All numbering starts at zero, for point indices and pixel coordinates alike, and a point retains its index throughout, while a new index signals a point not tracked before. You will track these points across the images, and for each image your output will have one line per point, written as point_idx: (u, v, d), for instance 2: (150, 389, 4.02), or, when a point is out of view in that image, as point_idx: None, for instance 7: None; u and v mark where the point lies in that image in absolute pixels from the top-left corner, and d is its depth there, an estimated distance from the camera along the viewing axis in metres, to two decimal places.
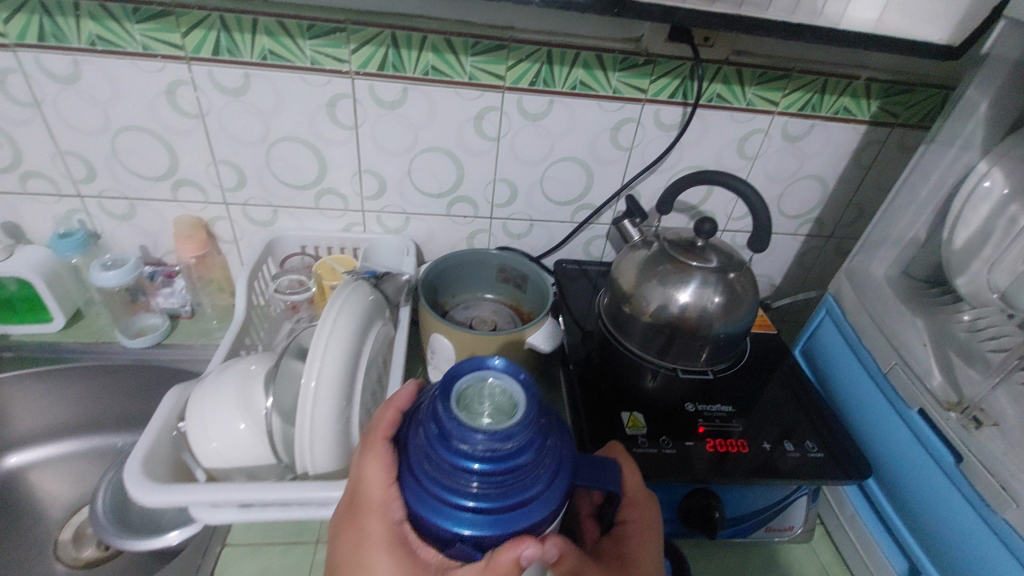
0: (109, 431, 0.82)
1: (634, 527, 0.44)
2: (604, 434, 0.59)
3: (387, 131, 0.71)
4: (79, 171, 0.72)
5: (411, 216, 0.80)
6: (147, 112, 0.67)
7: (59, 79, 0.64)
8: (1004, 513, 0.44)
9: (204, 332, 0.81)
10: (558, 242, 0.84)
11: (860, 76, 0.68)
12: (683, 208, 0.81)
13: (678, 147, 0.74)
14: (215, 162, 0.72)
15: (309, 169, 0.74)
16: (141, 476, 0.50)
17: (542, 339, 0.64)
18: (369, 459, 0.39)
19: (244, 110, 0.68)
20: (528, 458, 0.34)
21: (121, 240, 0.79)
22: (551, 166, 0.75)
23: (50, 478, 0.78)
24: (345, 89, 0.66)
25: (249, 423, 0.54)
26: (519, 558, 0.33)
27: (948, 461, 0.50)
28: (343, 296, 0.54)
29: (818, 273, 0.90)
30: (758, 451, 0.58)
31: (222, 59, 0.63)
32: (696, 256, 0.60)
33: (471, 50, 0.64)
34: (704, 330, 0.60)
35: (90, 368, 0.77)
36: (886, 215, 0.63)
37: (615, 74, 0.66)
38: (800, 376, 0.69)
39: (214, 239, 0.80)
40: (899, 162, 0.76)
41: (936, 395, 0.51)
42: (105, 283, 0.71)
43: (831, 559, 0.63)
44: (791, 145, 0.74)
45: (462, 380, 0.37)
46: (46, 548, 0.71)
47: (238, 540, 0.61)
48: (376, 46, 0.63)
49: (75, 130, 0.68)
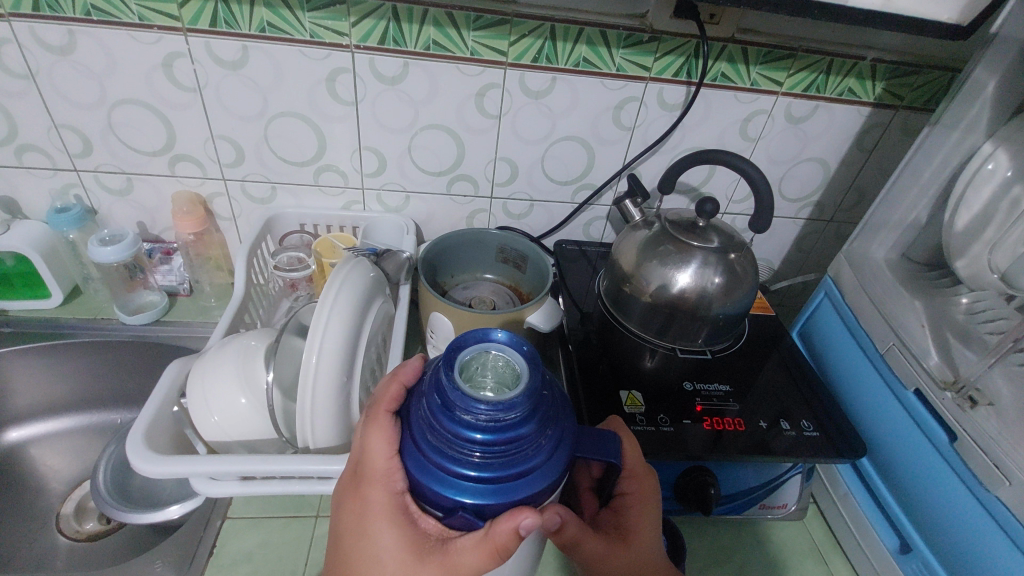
0: (108, 408, 0.82)
1: (633, 498, 0.45)
2: (603, 412, 0.59)
3: (387, 108, 0.70)
4: (75, 145, 0.71)
5: (411, 195, 0.79)
6: (143, 85, 0.66)
7: (53, 49, 0.62)
8: (997, 491, 0.45)
9: (203, 310, 0.81)
10: (558, 222, 0.84)
11: (867, 57, 0.67)
12: (684, 189, 0.80)
13: (681, 127, 0.73)
14: (213, 138, 0.71)
15: (309, 146, 0.73)
16: (142, 447, 0.50)
17: (542, 319, 0.63)
18: (372, 431, 0.39)
19: (242, 84, 0.67)
20: (530, 429, 0.35)
21: (119, 215, 0.79)
22: (552, 145, 0.75)
23: (50, 453, 0.78)
24: (345, 63, 0.65)
25: (249, 398, 0.54)
26: (518, 528, 0.34)
27: (943, 440, 0.50)
28: (343, 272, 0.53)
29: (816, 257, 0.90)
30: (754, 430, 0.59)
31: (220, 31, 0.62)
32: (698, 236, 0.60)
33: (472, 24, 0.63)
34: (704, 310, 0.61)
35: (89, 344, 0.77)
36: (887, 197, 0.63)
37: (619, 51, 0.65)
38: (796, 357, 0.69)
39: (212, 216, 0.80)
40: (902, 145, 0.75)
41: (933, 375, 0.52)
42: (102, 258, 0.70)
43: (823, 536, 0.65)
44: (794, 127, 0.73)
45: (465, 352, 0.37)
46: (48, 520, 0.72)
47: (239, 513, 0.61)
48: (377, 19, 0.62)
49: (70, 103, 0.67)
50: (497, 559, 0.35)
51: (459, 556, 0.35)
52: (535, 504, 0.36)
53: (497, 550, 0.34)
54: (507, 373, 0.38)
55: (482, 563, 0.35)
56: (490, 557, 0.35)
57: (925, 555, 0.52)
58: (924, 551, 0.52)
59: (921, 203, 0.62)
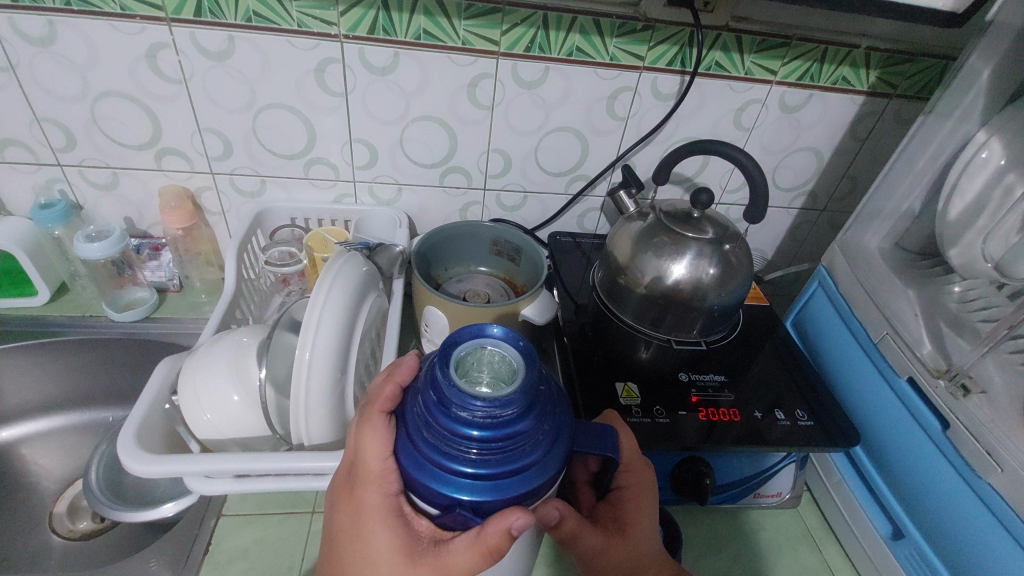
0: (98, 406, 0.81)
1: (630, 492, 0.45)
2: (598, 405, 0.59)
3: (378, 99, 0.69)
4: (57, 138, 0.69)
5: (403, 187, 0.78)
6: (127, 77, 0.65)
7: (33, 40, 0.61)
8: (988, 478, 0.45)
9: (193, 306, 0.80)
10: (552, 214, 0.83)
11: (861, 45, 0.66)
12: (678, 179, 0.80)
13: (675, 118, 0.72)
14: (200, 131, 0.70)
15: (298, 138, 0.72)
16: (134, 446, 0.50)
17: (537, 312, 0.63)
18: (366, 432, 0.38)
19: (228, 76, 0.65)
20: (527, 424, 0.34)
21: (105, 211, 0.77)
22: (546, 137, 0.74)
23: (41, 452, 0.77)
24: (333, 54, 0.64)
25: (242, 395, 0.53)
26: (509, 529, 0.34)
27: (935, 429, 0.51)
28: (335, 268, 0.52)
29: (810, 246, 0.90)
30: (749, 420, 0.59)
31: (205, 21, 0.61)
32: (692, 228, 0.60)
33: (464, 13, 0.62)
34: (699, 301, 0.60)
35: (78, 341, 0.76)
36: (881, 187, 0.63)
37: (613, 40, 0.64)
38: (790, 348, 0.69)
39: (201, 211, 0.79)
40: (895, 134, 0.75)
41: (926, 363, 0.52)
42: (89, 255, 0.69)
43: (817, 524, 0.65)
44: (788, 116, 0.73)
45: (461, 348, 0.37)
46: (41, 520, 0.71)
47: (234, 510, 0.61)
48: (366, 8, 0.61)
49: (52, 96, 0.65)
50: (489, 559, 0.35)
51: (451, 558, 0.35)
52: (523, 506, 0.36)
53: (489, 551, 0.34)
54: (502, 368, 0.38)
55: (473, 563, 0.35)
56: (481, 557, 0.35)
57: (917, 541, 0.53)
58: (916, 537, 0.53)
59: (915, 191, 0.62)
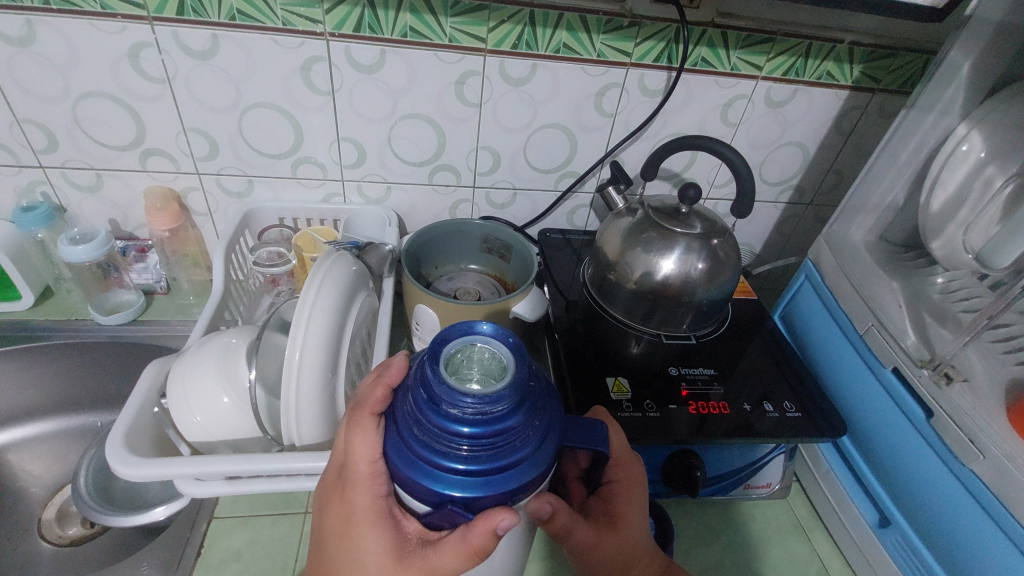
0: (84, 411, 0.80)
1: (620, 486, 0.45)
2: (591, 400, 0.59)
3: (365, 98, 0.68)
4: (39, 140, 0.68)
5: (392, 185, 0.78)
6: (109, 77, 0.64)
7: (11, 40, 0.60)
8: (970, 465, 0.46)
9: (181, 307, 0.80)
10: (541, 211, 0.84)
11: (845, 40, 0.67)
12: (666, 175, 0.81)
13: (663, 114, 0.73)
14: (185, 131, 0.69)
15: (285, 137, 0.71)
16: (123, 450, 0.49)
17: (528, 308, 0.63)
18: (356, 435, 0.38)
19: (213, 75, 0.65)
20: (518, 420, 0.35)
21: (89, 212, 0.76)
22: (535, 133, 0.74)
23: (25, 458, 0.76)
24: (319, 52, 0.64)
25: (232, 397, 0.53)
26: (496, 528, 0.34)
27: (920, 418, 0.51)
28: (324, 267, 0.52)
29: (797, 240, 0.92)
30: (738, 413, 0.59)
31: (188, 19, 0.60)
32: (680, 222, 0.61)
33: (450, 10, 0.62)
34: (687, 295, 0.62)
35: (65, 345, 0.75)
36: (865, 180, 0.64)
37: (600, 37, 0.65)
38: (778, 340, 0.70)
39: (188, 211, 0.78)
40: (878, 128, 0.76)
41: (910, 353, 0.53)
42: (74, 257, 0.68)
43: (805, 513, 0.66)
44: (774, 111, 0.74)
45: (450, 345, 0.37)
46: (29, 527, 0.70)
47: (227, 513, 0.61)
48: (352, 6, 0.60)
49: (32, 96, 0.64)
50: (476, 558, 0.35)
51: (440, 558, 0.35)
52: (512, 502, 0.36)
53: (476, 551, 0.35)
54: (492, 364, 0.38)
55: (461, 562, 0.35)
56: (468, 557, 0.35)
57: (903, 527, 0.54)
58: (903, 523, 0.54)
59: (897, 185, 0.63)
